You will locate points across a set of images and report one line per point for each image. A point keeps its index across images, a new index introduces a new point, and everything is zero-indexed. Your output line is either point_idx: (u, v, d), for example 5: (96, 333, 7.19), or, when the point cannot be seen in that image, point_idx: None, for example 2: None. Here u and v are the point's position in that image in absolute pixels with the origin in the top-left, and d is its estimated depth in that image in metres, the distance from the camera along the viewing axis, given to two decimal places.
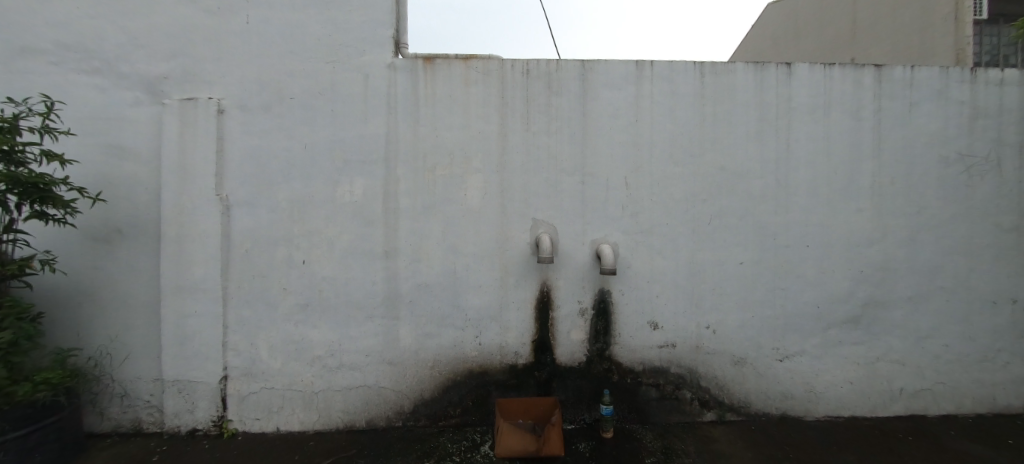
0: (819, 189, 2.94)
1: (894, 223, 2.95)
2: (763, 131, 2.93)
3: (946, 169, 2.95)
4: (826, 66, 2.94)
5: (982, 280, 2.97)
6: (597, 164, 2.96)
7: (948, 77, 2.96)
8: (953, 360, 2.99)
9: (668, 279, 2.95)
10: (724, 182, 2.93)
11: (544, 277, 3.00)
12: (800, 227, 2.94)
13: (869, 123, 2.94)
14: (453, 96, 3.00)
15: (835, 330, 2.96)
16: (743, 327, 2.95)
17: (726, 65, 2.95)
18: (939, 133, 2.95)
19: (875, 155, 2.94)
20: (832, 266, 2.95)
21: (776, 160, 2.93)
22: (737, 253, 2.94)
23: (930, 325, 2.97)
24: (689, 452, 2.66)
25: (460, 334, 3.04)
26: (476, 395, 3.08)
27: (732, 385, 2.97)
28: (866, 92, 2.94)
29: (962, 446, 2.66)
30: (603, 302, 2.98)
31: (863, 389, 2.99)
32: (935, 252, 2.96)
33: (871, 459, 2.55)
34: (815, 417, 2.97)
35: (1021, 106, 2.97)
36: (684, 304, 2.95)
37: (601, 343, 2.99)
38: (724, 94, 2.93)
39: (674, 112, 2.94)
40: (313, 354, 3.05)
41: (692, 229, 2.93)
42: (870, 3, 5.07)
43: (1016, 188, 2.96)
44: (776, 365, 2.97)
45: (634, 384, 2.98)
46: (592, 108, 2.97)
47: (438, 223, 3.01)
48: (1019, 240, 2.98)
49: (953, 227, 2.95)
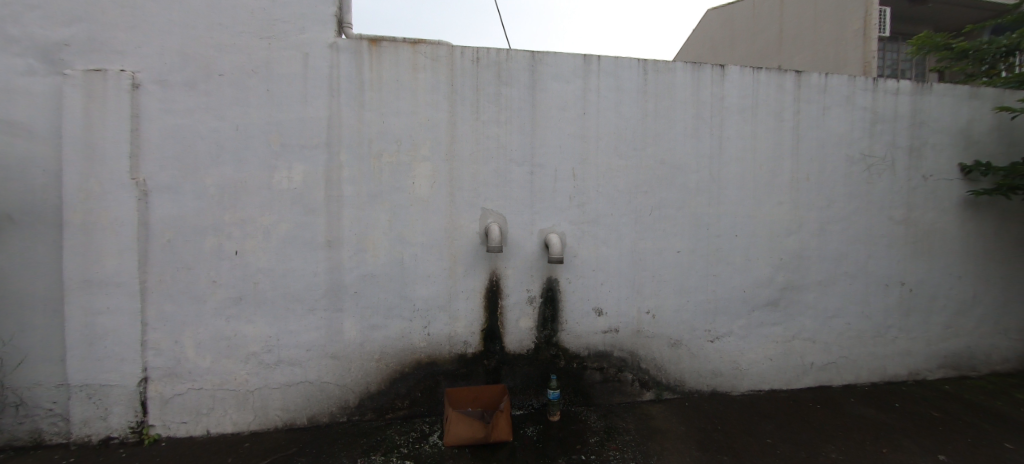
0: (747, 184, 3.19)
1: (808, 215, 3.27)
2: (699, 127, 3.12)
3: (851, 168, 3.31)
4: (755, 69, 3.17)
5: (877, 266, 3.39)
6: (545, 155, 3.01)
7: (855, 84, 3.31)
8: (854, 337, 3.40)
9: (612, 267, 3.07)
10: (664, 175, 3.09)
11: (493, 266, 3.02)
12: (730, 218, 3.17)
13: (790, 124, 3.23)
14: (400, 81, 2.90)
15: (758, 313, 3.25)
16: (679, 311, 3.15)
17: (667, 64, 3.09)
18: (846, 135, 3.30)
19: (794, 154, 3.24)
20: (757, 254, 3.22)
21: (710, 156, 3.14)
22: (675, 243, 3.12)
23: (835, 307, 3.35)
24: (629, 429, 2.81)
25: (408, 325, 2.99)
26: (423, 386, 3.05)
27: (669, 366, 3.17)
28: (788, 95, 3.22)
29: (858, 411, 3.04)
30: (551, 290, 3.05)
31: (781, 365, 3.31)
32: (841, 241, 3.32)
33: (786, 426, 2.84)
34: (740, 393, 3.26)
35: (911, 112, 3.40)
36: (626, 291, 3.09)
37: (549, 330, 3.06)
38: (665, 92, 3.08)
39: (619, 106, 3.05)
40: (248, 350, 2.86)
41: (634, 219, 3.08)
42: (794, 14, 5.57)
43: (906, 186, 3.40)
44: (708, 346, 3.21)
45: (580, 369, 3.09)
46: (541, 99, 3.00)
47: (385, 212, 2.92)
48: (907, 231, 3.42)
49: (855, 219, 3.33)
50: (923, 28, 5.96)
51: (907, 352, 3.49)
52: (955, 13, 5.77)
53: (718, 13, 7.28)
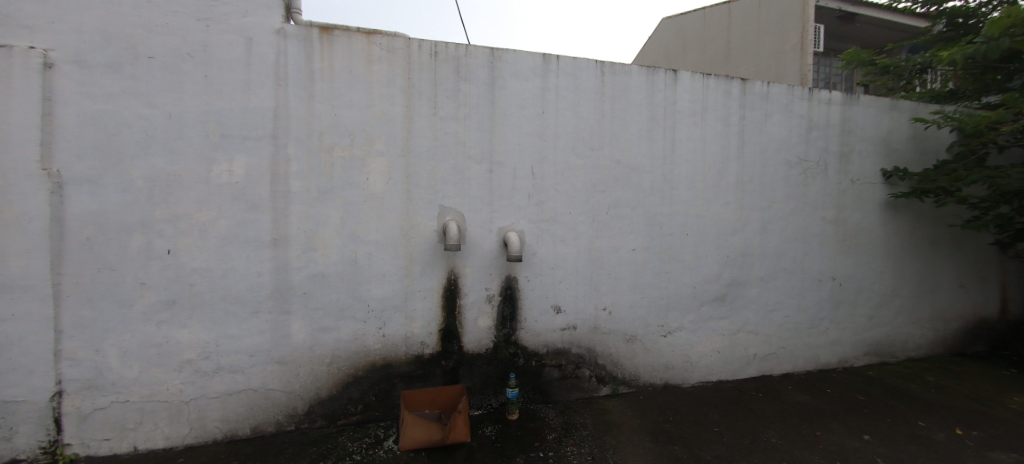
0: (697, 185, 3.33)
1: (752, 215, 3.47)
2: (653, 129, 3.23)
3: (789, 171, 3.55)
4: (704, 75, 3.32)
5: (812, 263, 3.65)
6: (504, 152, 2.99)
7: (793, 93, 3.54)
8: (792, 329, 3.64)
9: (570, 265, 3.11)
10: (620, 175, 3.17)
11: (451, 265, 2.96)
12: (681, 217, 3.30)
13: (736, 128, 3.41)
14: (353, 72, 2.78)
15: (706, 307, 3.40)
16: (634, 307, 3.24)
17: (623, 66, 3.17)
18: (785, 140, 3.53)
19: (740, 157, 3.42)
20: (706, 252, 3.37)
21: (663, 157, 3.25)
22: (630, 241, 3.21)
23: (775, 301, 3.57)
24: (586, 424, 2.85)
25: (361, 327, 2.87)
26: (378, 389, 2.94)
27: (624, 361, 3.25)
28: (734, 101, 3.39)
29: (796, 398, 3.26)
30: (509, 288, 3.04)
31: (727, 357, 3.49)
32: (780, 239, 3.55)
33: (731, 415, 2.99)
34: (690, 385, 3.40)
35: (841, 121, 3.69)
36: (584, 288, 3.14)
37: (508, 329, 3.05)
38: (621, 94, 3.16)
39: (577, 106, 3.09)
40: (182, 358, 2.63)
41: (591, 218, 3.13)
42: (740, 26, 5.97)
43: (837, 189, 3.69)
44: (661, 340, 3.32)
45: (538, 366, 3.10)
46: (500, 96, 2.98)
47: (337, 208, 2.79)
48: (837, 230, 3.71)
49: (793, 219, 3.57)
50: (851, 45, 6.52)
51: (837, 342, 3.78)
52: (878, 33, 6.35)
53: (669, 21, 7.61)
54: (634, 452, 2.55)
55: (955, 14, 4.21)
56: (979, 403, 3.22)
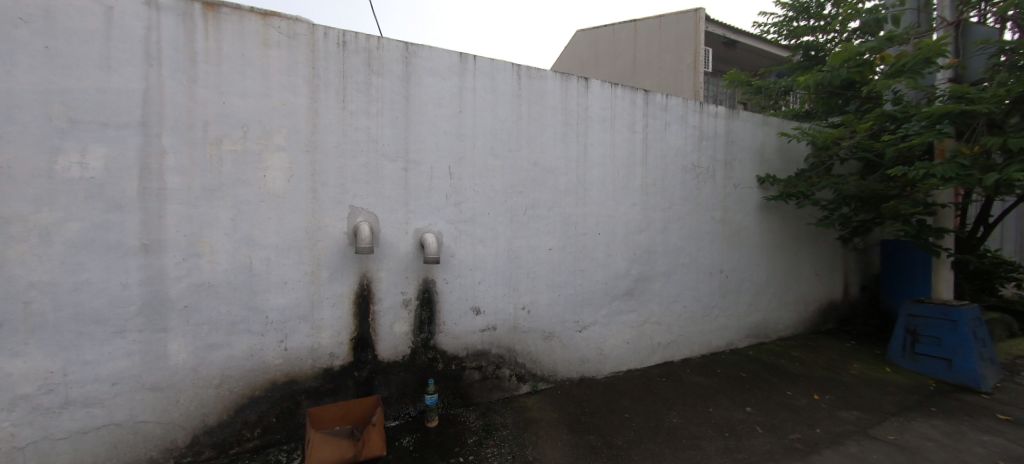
0: (608, 187, 3.55)
1: (655, 215, 3.79)
2: (567, 133, 3.37)
3: (685, 176, 3.95)
4: (613, 85, 3.55)
5: (705, 257, 4.09)
6: (420, 151, 2.90)
7: (688, 106, 3.95)
8: (689, 317, 4.05)
9: (489, 265, 3.11)
10: (536, 176, 3.25)
11: (363, 269, 2.78)
12: (594, 218, 3.49)
13: (641, 135, 3.70)
14: (246, 55, 2.46)
15: (617, 302, 3.64)
16: (552, 304, 3.35)
17: (539, 71, 3.26)
18: (681, 148, 3.92)
19: (644, 162, 3.72)
20: (616, 250, 3.61)
21: (576, 160, 3.40)
22: (547, 240, 3.31)
23: (675, 293, 3.94)
24: (507, 423, 2.86)
25: (258, 341, 2.56)
26: (280, 409, 2.65)
27: (543, 358, 3.34)
28: (639, 110, 3.68)
29: (693, 380, 3.61)
30: (427, 291, 2.95)
31: (636, 347, 3.76)
32: (679, 237, 3.93)
33: (639, 401, 3.22)
34: (604, 376, 3.60)
35: (726, 133, 4.20)
36: (503, 288, 3.16)
37: (426, 333, 2.95)
38: (537, 97, 3.24)
39: (495, 107, 3.11)
40: (14, 393, 2.04)
41: (510, 218, 3.17)
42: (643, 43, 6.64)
43: (723, 193, 4.18)
44: (577, 335, 3.47)
45: (457, 370, 3.05)
46: (415, 93, 2.88)
47: (227, 209, 2.45)
48: (724, 228, 4.21)
49: (688, 219, 3.98)
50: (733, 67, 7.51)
51: (726, 328, 4.29)
52: (750, 59, 7.42)
53: (581, 33, 8.13)
54: (552, 446, 2.62)
55: (808, 48, 5.04)
56: (830, 372, 3.87)
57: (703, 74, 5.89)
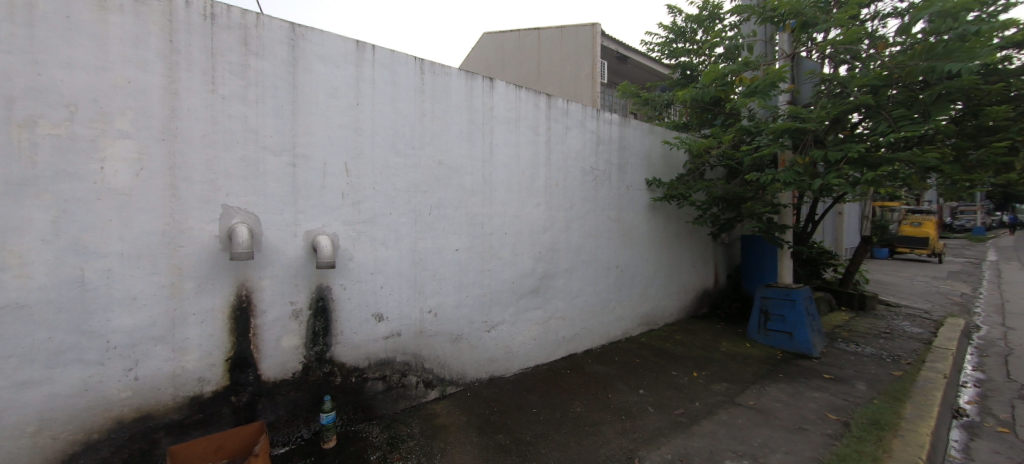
0: (513, 187, 3.61)
1: (558, 214, 3.96)
2: (472, 132, 3.33)
3: (585, 178, 4.20)
4: (517, 87, 3.61)
5: (603, 254, 4.40)
6: (310, 144, 2.57)
7: (586, 113, 4.20)
8: (590, 310, 4.31)
9: (392, 268, 2.93)
10: (440, 175, 3.15)
11: (240, 278, 2.37)
12: (500, 218, 3.52)
13: (544, 138, 3.84)
14: (74, 18, 1.88)
15: (523, 300, 3.72)
16: (459, 306, 3.29)
17: (443, 67, 3.18)
18: (580, 151, 4.16)
19: (547, 163, 3.86)
20: (521, 249, 3.69)
21: (482, 159, 3.39)
22: (453, 241, 3.24)
23: (577, 288, 4.17)
24: (413, 434, 2.71)
25: (96, 372, 1.99)
26: (128, 454, 2.10)
27: (451, 361, 3.27)
28: (542, 113, 3.81)
29: (595, 369, 3.85)
30: (321, 299, 2.65)
31: (542, 343, 3.89)
32: (580, 236, 4.17)
33: (545, 394, 3.32)
34: (512, 373, 3.65)
35: (619, 139, 4.56)
36: (407, 292, 3.02)
37: (321, 346, 2.67)
38: (441, 94, 3.15)
39: (396, 101, 2.92)
40: None
41: (413, 218, 3.02)
42: (544, 50, 7.01)
43: (618, 194, 4.54)
44: (485, 335, 3.46)
45: (358, 383, 2.82)
46: (304, 81, 2.56)
47: (43, 209, 1.83)
48: (618, 227, 4.57)
49: (587, 218, 4.24)
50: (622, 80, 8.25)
51: (622, 318, 4.66)
52: (635, 73, 8.25)
53: (486, 36, 8.25)
54: (461, 449, 2.55)
55: (685, 67, 5.73)
56: (706, 351, 4.43)
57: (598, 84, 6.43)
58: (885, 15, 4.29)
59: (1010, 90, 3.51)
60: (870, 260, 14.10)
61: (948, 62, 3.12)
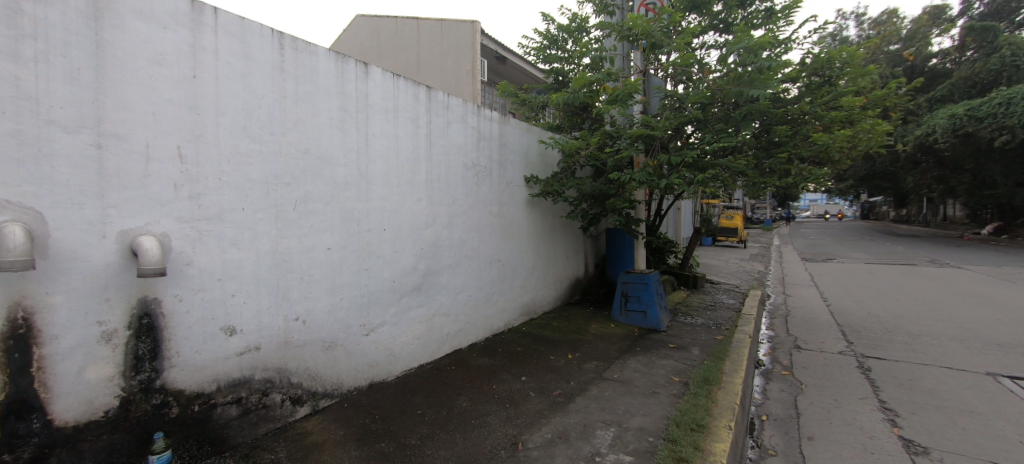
0: (391, 181, 3.43)
1: (440, 210, 3.92)
2: (345, 120, 3.05)
3: (466, 174, 4.24)
4: (394, 76, 3.44)
5: (485, 248, 4.51)
6: (125, 120, 1.98)
7: (466, 109, 4.23)
8: (474, 304, 4.37)
9: (247, 272, 2.49)
10: (308, 166, 2.80)
11: (15, 295, 1.69)
12: (378, 213, 3.32)
13: (424, 131, 3.74)
14: None
15: (405, 298, 3.59)
16: (332, 310, 3.00)
17: (308, 44, 2.82)
18: (461, 146, 4.17)
19: (428, 157, 3.78)
20: (402, 246, 3.54)
21: (356, 150, 3.14)
22: (324, 239, 2.93)
23: (460, 284, 4.19)
24: (279, 459, 2.37)
25: None
26: None
27: (325, 372, 2.96)
28: (422, 105, 3.71)
29: (480, 362, 3.92)
30: (147, 316, 2.08)
31: (426, 341, 3.81)
32: (463, 231, 4.20)
33: (430, 393, 3.26)
34: (395, 376, 3.49)
35: (499, 136, 4.70)
36: (268, 299, 2.62)
37: (149, 372, 2.11)
38: (306, 75, 2.79)
39: (248, 78, 2.48)
40: None
41: (274, 214, 2.62)
42: (424, 42, 6.90)
43: (498, 189, 4.70)
44: (363, 340, 3.23)
45: (204, 411, 2.33)
46: (114, 38, 1.95)
47: None
48: (500, 222, 4.73)
49: (470, 213, 4.29)
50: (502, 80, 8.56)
51: (505, 309, 4.84)
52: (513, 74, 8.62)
53: (362, 19, 7.74)
54: None
55: (558, 73, 6.21)
56: (579, 334, 4.89)
57: (479, 82, 6.56)
58: (709, 46, 5.25)
59: (787, 115, 4.61)
60: (699, 247, 17.33)
61: (751, 89, 3.92)
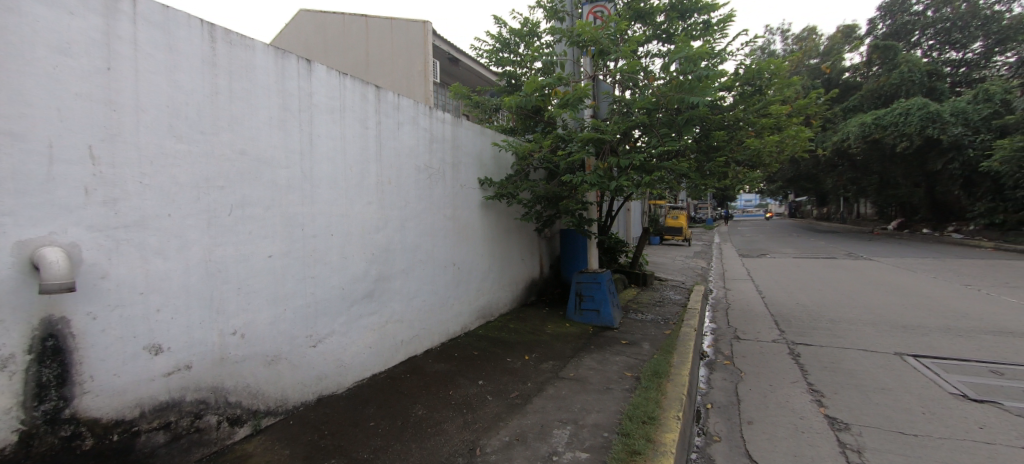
0: (338, 184, 3.29)
1: (391, 213, 3.81)
2: (286, 120, 2.87)
3: (418, 176, 4.15)
4: (340, 74, 3.31)
5: (439, 252, 4.44)
6: (21, 113, 1.68)
7: (417, 111, 4.15)
8: (428, 310, 4.29)
9: (175, 285, 2.24)
10: (245, 168, 2.59)
11: None
12: (324, 218, 3.16)
13: (373, 132, 3.62)
14: None
15: (356, 306, 3.45)
16: (274, 322, 2.81)
17: (243, 38, 2.62)
18: (413, 148, 4.08)
19: (378, 158, 3.66)
20: (351, 251, 3.40)
21: (299, 151, 2.96)
22: (265, 246, 2.73)
23: (414, 289, 4.09)
24: None
25: None
26: None
27: (266, 388, 2.77)
28: (370, 106, 3.59)
29: (435, 368, 3.85)
30: (52, 338, 1.79)
31: (378, 350, 3.68)
32: (416, 235, 4.11)
33: (384, 404, 3.14)
34: (345, 388, 3.33)
35: (452, 139, 4.66)
36: (201, 313, 2.37)
37: (56, 401, 1.80)
38: (241, 71, 2.59)
39: (174, 71, 2.24)
40: None
41: (206, 219, 2.39)
42: (373, 41, 6.70)
43: (452, 192, 4.65)
44: (309, 352, 3.06)
45: (124, 440, 2.05)
46: (7, 17, 1.65)
47: None
48: (454, 225, 4.68)
49: (423, 216, 4.20)
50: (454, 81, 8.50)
51: (460, 314, 4.79)
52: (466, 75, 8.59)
53: (306, 14, 7.38)
54: None
55: (511, 76, 6.29)
56: (535, 334, 4.94)
57: (431, 82, 6.46)
58: (653, 55, 5.52)
59: (724, 121, 4.86)
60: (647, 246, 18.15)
61: (691, 96, 4.16)
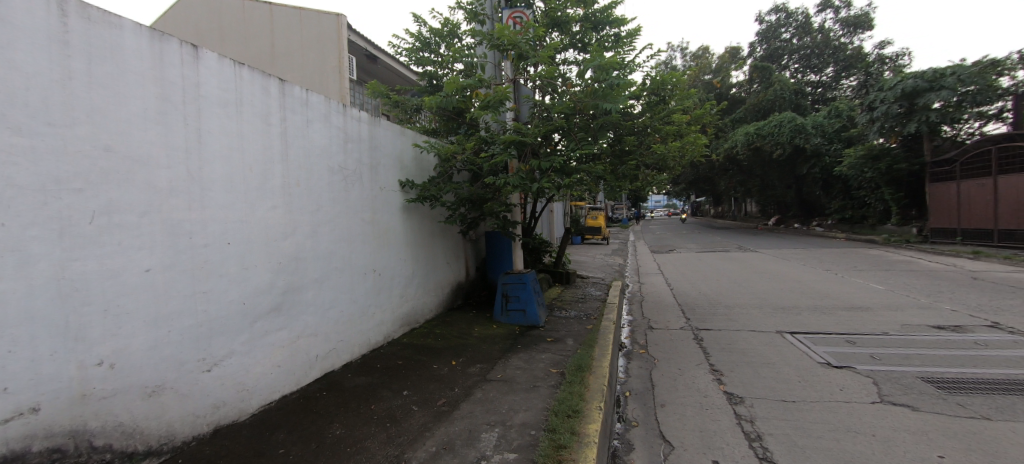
0: (235, 187, 2.94)
1: (300, 218, 3.51)
2: (165, 113, 2.49)
3: (332, 178, 3.90)
4: (236, 64, 2.97)
5: (357, 258, 4.20)
6: None
7: (329, 108, 3.89)
8: (346, 321, 4.03)
9: (14, 310, 1.77)
10: (111, 168, 2.19)
11: None
12: (218, 225, 2.81)
13: (277, 130, 3.32)
14: None
15: (259, 323, 3.11)
16: (155, 347, 2.41)
17: (108, 14, 2.23)
18: (325, 147, 3.82)
19: (283, 159, 3.36)
20: (253, 261, 3.07)
21: (184, 149, 2.60)
22: (141, 259, 2.34)
23: (330, 299, 3.81)
24: None
25: None
26: None
27: (147, 424, 2.37)
28: (273, 101, 3.29)
29: (355, 382, 3.62)
30: None
31: (288, 368, 3.37)
32: (330, 241, 3.84)
33: (296, 427, 2.87)
34: (249, 415, 2.99)
35: (370, 139, 4.45)
36: (53, 342, 1.92)
37: None
38: (105, 52, 2.18)
39: (11, 45, 1.78)
40: None
41: (57, 230, 1.94)
42: (281, 32, 6.16)
43: (370, 195, 4.42)
44: (202, 378, 2.69)
45: None
46: None
47: None
48: (373, 229, 4.46)
49: (338, 221, 3.95)
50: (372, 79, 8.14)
51: (382, 322, 4.57)
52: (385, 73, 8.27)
53: None
54: None
55: (432, 76, 6.18)
56: (462, 338, 4.89)
57: (347, 80, 6.09)
58: (569, 62, 5.80)
59: (634, 128, 5.27)
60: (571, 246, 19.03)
61: (605, 103, 4.44)
